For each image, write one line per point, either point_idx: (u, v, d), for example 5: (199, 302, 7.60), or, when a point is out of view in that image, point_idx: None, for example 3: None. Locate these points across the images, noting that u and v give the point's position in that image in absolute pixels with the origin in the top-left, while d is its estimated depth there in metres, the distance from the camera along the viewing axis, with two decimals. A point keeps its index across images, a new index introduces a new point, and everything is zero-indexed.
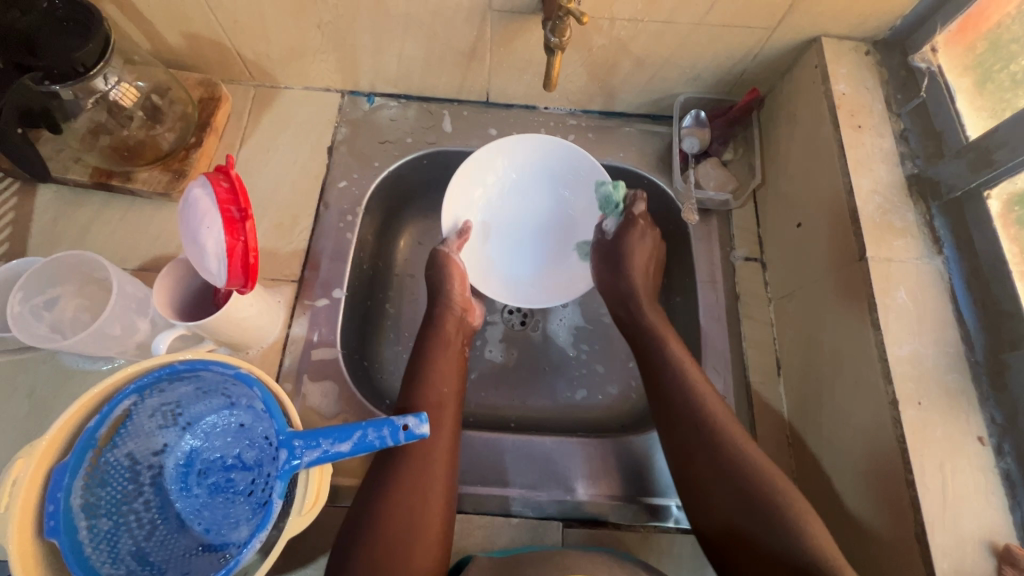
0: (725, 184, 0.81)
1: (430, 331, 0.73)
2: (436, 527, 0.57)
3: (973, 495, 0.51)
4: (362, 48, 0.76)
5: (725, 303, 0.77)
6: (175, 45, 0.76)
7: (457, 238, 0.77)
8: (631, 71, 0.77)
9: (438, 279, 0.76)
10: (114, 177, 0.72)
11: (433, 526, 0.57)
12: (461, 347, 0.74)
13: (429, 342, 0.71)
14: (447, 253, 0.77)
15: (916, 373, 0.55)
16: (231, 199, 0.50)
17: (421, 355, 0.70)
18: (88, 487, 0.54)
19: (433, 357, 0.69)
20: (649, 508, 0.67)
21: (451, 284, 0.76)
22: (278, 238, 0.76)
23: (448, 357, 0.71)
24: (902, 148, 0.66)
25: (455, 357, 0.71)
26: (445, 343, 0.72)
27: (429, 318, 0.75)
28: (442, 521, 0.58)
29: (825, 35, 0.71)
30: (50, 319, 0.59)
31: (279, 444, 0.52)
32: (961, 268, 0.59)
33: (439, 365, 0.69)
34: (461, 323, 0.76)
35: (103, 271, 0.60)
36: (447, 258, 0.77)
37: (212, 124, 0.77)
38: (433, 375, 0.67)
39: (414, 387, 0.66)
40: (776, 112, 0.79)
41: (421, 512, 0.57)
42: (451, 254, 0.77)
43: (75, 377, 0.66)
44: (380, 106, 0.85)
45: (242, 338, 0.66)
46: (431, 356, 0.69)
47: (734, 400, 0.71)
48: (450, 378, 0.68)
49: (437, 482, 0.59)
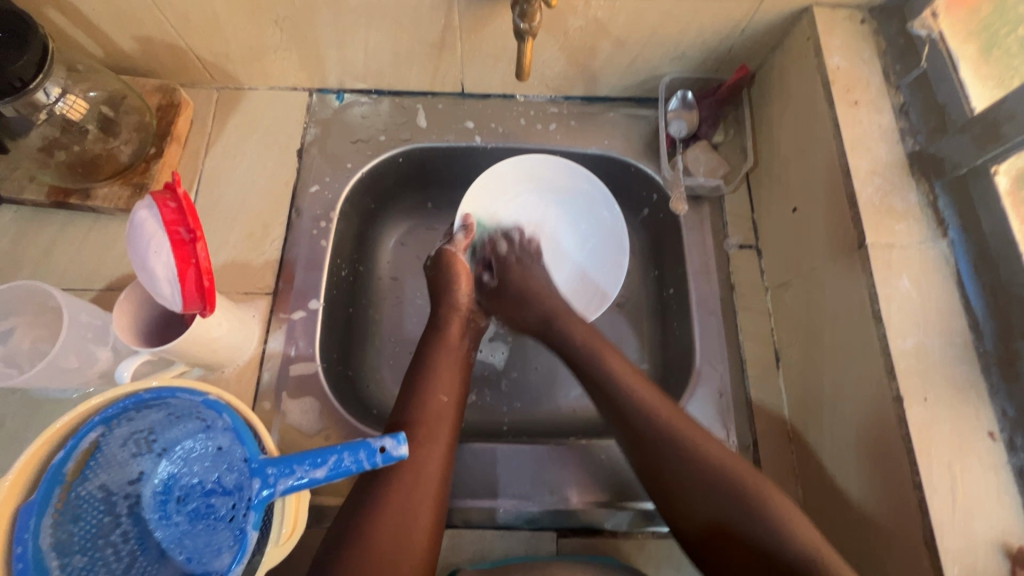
0: (715, 169, 0.77)
1: (433, 333, 0.70)
2: (424, 540, 0.55)
3: (984, 495, 0.48)
4: (325, 44, 0.72)
5: (720, 294, 0.73)
6: (128, 49, 0.71)
7: (463, 236, 0.76)
8: (611, 53, 0.73)
9: (441, 279, 0.74)
10: (72, 195, 0.69)
11: (420, 542, 0.55)
12: (467, 350, 0.71)
13: (430, 344, 0.69)
14: (452, 252, 0.75)
15: (921, 367, 0.52)
16: (178, 219, 0.46)
17: (424, 359, 0.67)
18: (58, 524, 0.51)
19: (435, 360, 0.67)
20: (644, 514, 0.65)
21: (456, 287, 0.73)
22: (249, 249, 0.73)
23: (449, 360, 0.68)
24: (902, 124, 0.62)
25: (459, 360, 0.69)
26: (449, 344, 0.69)
27: (433, 318, 0.72)
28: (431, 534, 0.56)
29: (816, 5, 0.66)
30: (5, 352, 0.57)
31: (252, 473, 0.50)
32: (968, 251, 0.55)
33: (441, 371, 0.66)
34: (466, 327, 0.73)
35: (54, 299, 0.57)
36: (453, 258, 0.75)
37: (172, 132, 0.73)
38: (434, 382, 0.64)
39: (415, 396, 0.63)
40: (767, 89, 0.75)
41: (407, 526, 0.54)
42: (457, 253, 0.75)
43: (45, 407, 0.63)
44: (350, 103, 0.81)
45: (214, 357, 0.63)
46: (431, 360, 0.67)
47: (732, 396, 0.69)
48: (453, 386, 0.65)
49: (427, 496, 0.57)
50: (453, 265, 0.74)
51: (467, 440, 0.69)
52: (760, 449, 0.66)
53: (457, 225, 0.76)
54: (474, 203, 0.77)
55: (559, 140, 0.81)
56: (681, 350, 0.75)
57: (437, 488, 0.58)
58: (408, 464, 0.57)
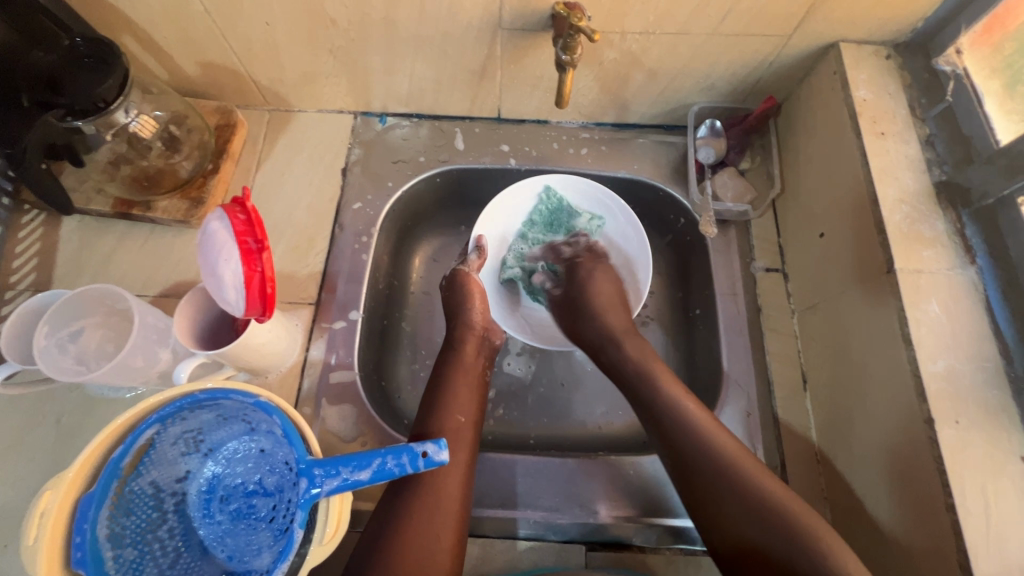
0: (743, 195, 0.80)
1: (450, 355, 0.72)
2: (448, 561, 0.56)
3: (1019, 518, 0.48)
4: (374, 71, 0.76)
5: (747, 316, 0.75)
6: (191, 73, 0.77)
7: (476, 256, 0.77)
8: (643, 82, 0.76)
9: (457, 298, 0.76)
10: (135, 207, 0.74)
11: (445, 562, 0.56)
12: (482, 370, 0.73)
13: (448, 365, 0.71)
14: (466, 272, 0.77)
15: (952, 391, 0.53)
16: (247, 230, 0.51)
17: (442, 380, 0.69)
18: (113, 516, 0.52)
19: (452, 381, 0.69)
20: (672, 530, 0.66)
21: (471, 305, 0.75)
22: (294, 261, 0.77)
23: (468, 379, 0.70)
24: (929, 154, 0.64)
25: (476, 378, 0.71)
26: (464, 367, 0.71)
27: (448, 339, 0.74)
28: (455, 548, 0.57)
29: (842, 41, 0.69)
30: (75, 351, 0.61)
31: (300, 472, 0.52)
32: (997, 278, 0.57)
33: (458, 391, 0.68)
34: (482, 344, 0.75)
35: (125, 301, 0.62)
36: (465, 276, 0.77)
37: (228, 150, 0.79)
38: (452, 402, 0.66)
39: (435, 414, 0.65)
40: (794, 119, 0.78)
41: (432, 543, 0.56)
42: (470, 273, 0.77)
43: (99, 405, 0.67)
44: (392, 126, 0.86)
45: (261, 363, 0.66)
46: (446, 380, 0.69)
47: (759, 416, 0.70)
48: (470, 405, 0.67)
49: (450, 517, 0.58)
50: (465, 286, 0.76)
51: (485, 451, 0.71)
52: (789, 470, 0.67)
53: (471, 247, 0.78)
54: (486, 224, 0.80)
55: (590, 163, 0.84)
56: (707, 370, 0.76)
57: (459, 508, 0.59)
58: (432, 484, 0.59)
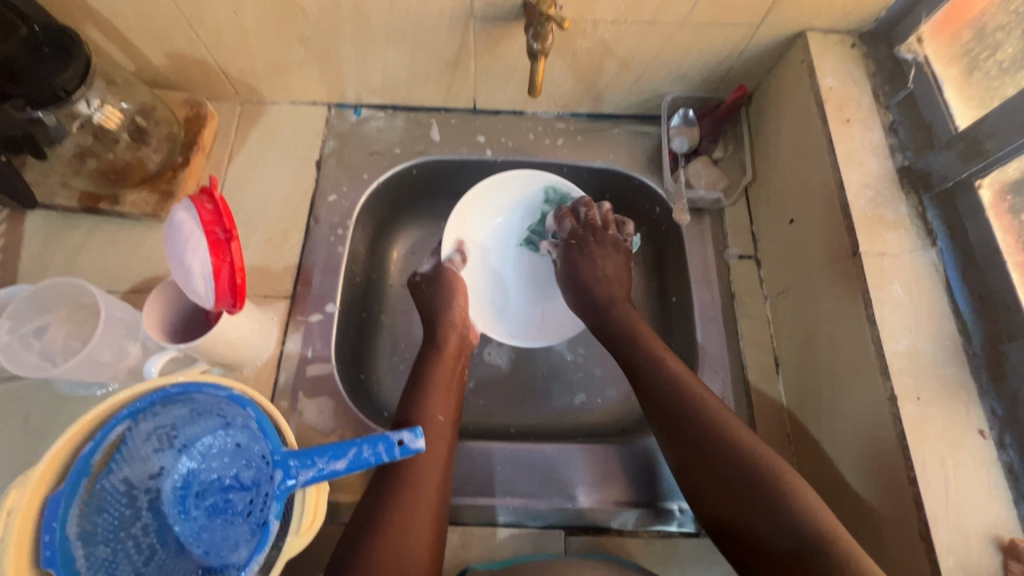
0: (715, 183, 0.81)
1: (428, 351, 0.72)
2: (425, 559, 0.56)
3: (976, 488, 0.50)
4: (346, 61, 0.76)
5: (721, 302, 0.76)
6: (158, 64, 0.75)
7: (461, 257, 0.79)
8: (617, 72, 0.77)
9: (439, 296, 0.76)
10: (102, 201, 0.72)
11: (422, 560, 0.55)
12: (461, 368, 0.72)
13: (426, 361, 0.70)
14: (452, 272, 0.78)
15: (914, 369, 0.54)
16: (215, 220, 0.51)
17: (420, 377, 0.68)
18: (84, 514, 0.51)
19: (432, 379, 0.68)
20: (650, 513, 0.67)
21: (455, 301, 0.75)
22: (269, 255, 0.76)
23: (447, 377, 0.69)
24: (892, 141, 0.65)
25: (457, 376, 0.70)
26: (444, 363, 0.70)
27: (430, 338, 0.73)
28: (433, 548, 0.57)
29: (810, 30, 0.71)
30: (41, 347, 0.60)
31: (274, 464, 0.52)
32: (956, 259, 0.58)
33: (437, 388, 0.67)
34: (462, 342, 0.74)
35: (91, 295, 0.61)
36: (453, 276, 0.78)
37: (199, 142, 0.77)
38: (432, 399, 0.66)
39: (414, 407, 0.65)
40: (765, 107, 0.79)
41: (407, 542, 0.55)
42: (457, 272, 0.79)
43: (68, 404, 0.65)
44: (367, 117, 0.85)
45: (235, 357, 0.66)
46: (428, 374, 0.68)
47: (733, 399, 0.71)
48: (448, 404, 0.67)
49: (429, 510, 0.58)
50: (450, 284, 0.77)
51: (464, 441, 0.71)
52: None
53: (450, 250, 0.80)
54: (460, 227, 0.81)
55: (565, 154, 0.85)
56: (684, 355, 0.77)
57: (436, 506, 0.59)
58: (409, 480, 0.59)
